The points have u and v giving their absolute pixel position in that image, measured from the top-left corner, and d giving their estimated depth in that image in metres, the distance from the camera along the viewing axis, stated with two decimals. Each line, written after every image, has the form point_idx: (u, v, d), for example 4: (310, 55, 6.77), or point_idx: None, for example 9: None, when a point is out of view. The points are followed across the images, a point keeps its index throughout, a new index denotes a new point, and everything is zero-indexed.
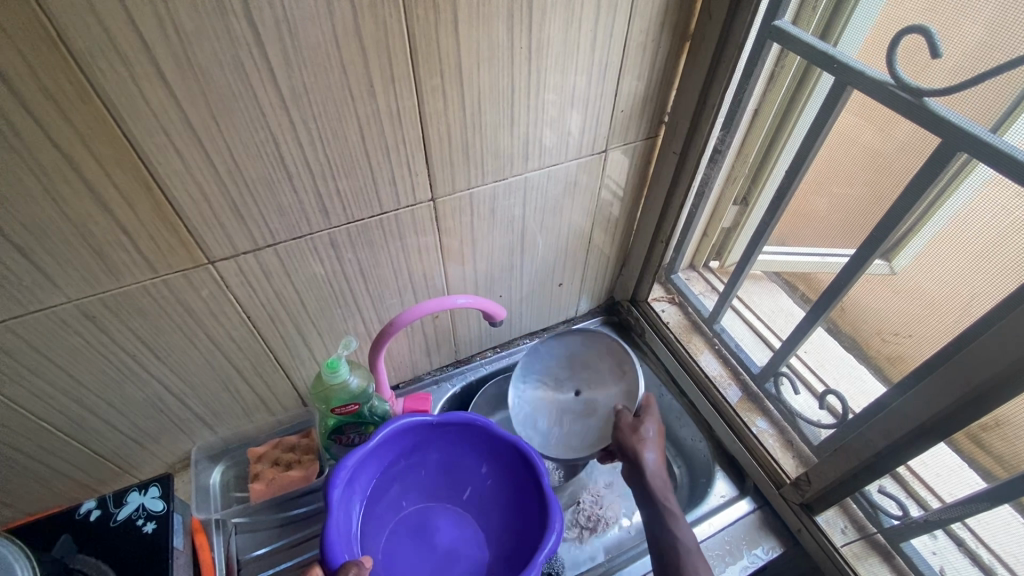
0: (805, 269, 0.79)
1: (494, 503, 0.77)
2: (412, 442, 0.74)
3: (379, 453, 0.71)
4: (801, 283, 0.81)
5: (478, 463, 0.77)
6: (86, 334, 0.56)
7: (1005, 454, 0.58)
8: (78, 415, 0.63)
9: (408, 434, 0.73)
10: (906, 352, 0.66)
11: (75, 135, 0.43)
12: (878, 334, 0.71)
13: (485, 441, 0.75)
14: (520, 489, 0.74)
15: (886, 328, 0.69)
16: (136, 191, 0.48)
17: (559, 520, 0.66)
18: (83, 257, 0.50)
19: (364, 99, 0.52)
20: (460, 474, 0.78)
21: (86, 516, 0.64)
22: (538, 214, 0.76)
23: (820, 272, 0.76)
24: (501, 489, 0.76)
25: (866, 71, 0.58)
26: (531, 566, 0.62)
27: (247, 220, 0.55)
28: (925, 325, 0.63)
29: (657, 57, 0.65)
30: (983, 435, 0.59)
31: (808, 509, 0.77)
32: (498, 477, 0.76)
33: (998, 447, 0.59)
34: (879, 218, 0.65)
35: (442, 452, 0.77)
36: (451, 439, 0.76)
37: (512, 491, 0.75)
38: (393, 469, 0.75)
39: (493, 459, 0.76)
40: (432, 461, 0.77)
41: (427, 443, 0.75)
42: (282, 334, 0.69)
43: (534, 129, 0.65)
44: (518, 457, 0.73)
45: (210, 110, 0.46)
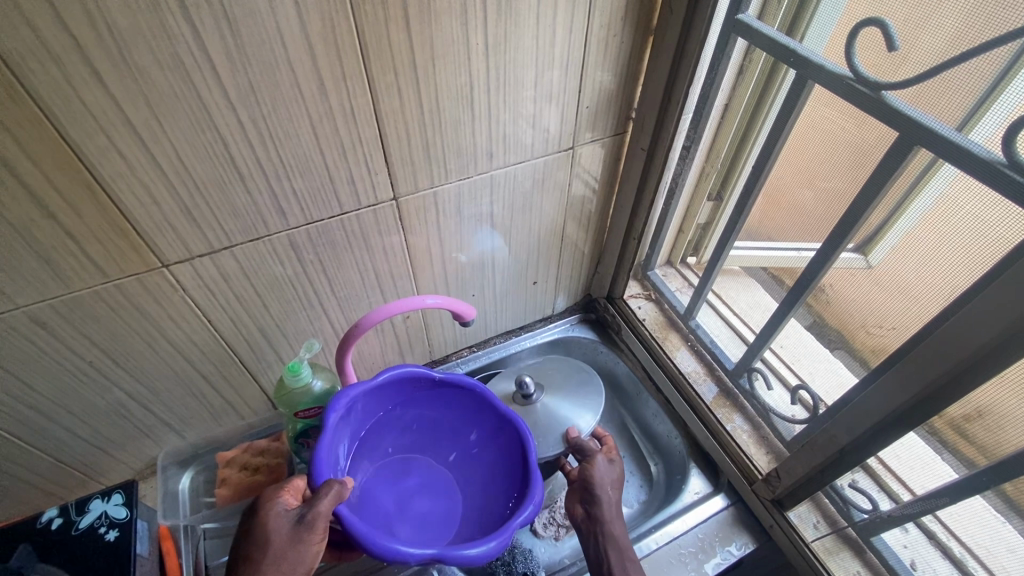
0: (785, 264, 0.78)
1: (473, 471, 0.77)
2: (414, 393, 0.76)
3: (386, 394, 0.74)
4: (784, 274, 0.79)
5: (471, 429, 0.78)
6: (38, 341, 0.55)
7: (987, 444, 0.57)
8: (36, 422, 0.62)
9: (410, 387, 0.75)
10: (876, 347, 0.65)
11: (11, 139, 0.42)
12: (849, 328, 0.70)
13: (482, 406, 0.76)
14: (506, 459, 0.74)
15: (855, 322, 0.69)
16: (80, 195, 0.47)
17: (539, 494, 0.66)
18: (28, 263, 0.49)
19: (316, 98, 0.51)
20: (450, 436, 0.79)
21: (48, 525, 0.63)
22: (506, 212, 0.75)
23: (795, 267, 0.76)
24: (487, 458, 0.77)
25: (825, 65, 0.58)
26: (508, 526, 0.62)
27: (200, 223, 0.54)
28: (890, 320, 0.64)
29: (621, 52, 0.65)
30: (966, 426, 0.57)
31: (779, 505, 0.77)
32: (487, 447, 0.77)
33: (981, 437, 0.57)
34: (838, 217, 0.66)
35: (441, 410, 0.79)
36: (451, 398, 0.78)
37: (497, 460, 0.76)
38: (389, 417, 0.77)
39: (486, 427, 0.77)
40: (429, 418, 0.79)
41: (425, 400, 0.77)
42: (246, 337, 0.68)
43: (497, 127, 0.64)
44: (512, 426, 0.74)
45: (152, 111, 0.45)
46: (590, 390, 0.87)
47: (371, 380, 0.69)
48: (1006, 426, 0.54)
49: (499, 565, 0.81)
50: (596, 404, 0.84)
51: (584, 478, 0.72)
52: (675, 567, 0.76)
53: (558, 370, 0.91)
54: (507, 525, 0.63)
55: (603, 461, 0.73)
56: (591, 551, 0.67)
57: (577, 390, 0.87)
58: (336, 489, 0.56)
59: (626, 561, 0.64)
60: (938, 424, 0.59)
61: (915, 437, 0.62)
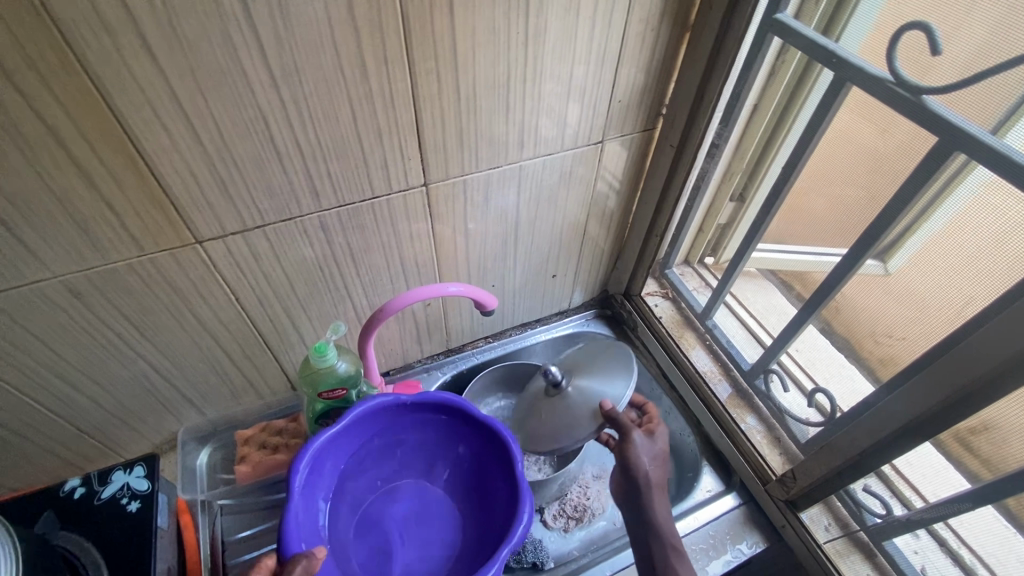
0: (801, 268, 0.80)
1: (473, 481, 0.73)
2: (387, 421, 0.71)
3: (348, 432, 0.68)
4: (793, 281, 0.83)
5: (457, 443, 0.73)
6: (71, 311, 0.55)
7: (992, 456, 0.59)
8: (63, 392, 0.62)
9: (380, 415, 0.69)
10: (896, 354, 0.66)
11: (60, 108, 0.42)
12: (867, 334, 0.72)
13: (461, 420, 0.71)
14: (497, 472, 0.70)
15: (864, 330, 0.72)
16: (122, 167, 0.48)
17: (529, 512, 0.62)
18: (68, 233, 0.50)
19: (356, 79, 0.51)
20: (437, 453, 0.75)
21: (70, 494, 0.64)
22: (532, 203, 0.76)
23: (814, 271, 0.78)
24: (482, 467, 0.72)
25: (865, 67, 0.58)
26: (496, 558, 0.58)
27: (236, 201, 0.54)
28: (919, 325, 0.63)
29: (657, 48, 0.65)
30: (970, 438, 0.60)
31: (791, 506, 0.77)
32: (478, 458, 0.72)
33: (986, 450, 0.60)
34: (874, 217, 0.65)
35: (423, 431, 0.73)
36: (428, 419, 0.72)
37: (492, 469, 0.71)
38: (370, 448, 0.72)
39: (471, 438, 0.72)
40: (410, 441, 0.73)
41: (402, 423, 0.72)
42: (271, 317, 0.68)
43: (529, 118, 0.64)
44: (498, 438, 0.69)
45: (198, 86, 0.45)
46: (612, 359, 0.74)
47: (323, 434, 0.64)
48: (1010, 439, 0.57)
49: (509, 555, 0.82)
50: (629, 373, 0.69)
51: (620, 455, 0.66)
52: None
53: (584, 353, 0.78)
54: (497, 556, 0.58)
55: (639, 441, 0.65)
56: (635, 528, 0.65)
57: (593, 359, 0.76)
58: (305, 563, 0.51)
59: (669, 549, 0.62)
60: (944, 438, 0.62)
61: (927, 447, 0.63)
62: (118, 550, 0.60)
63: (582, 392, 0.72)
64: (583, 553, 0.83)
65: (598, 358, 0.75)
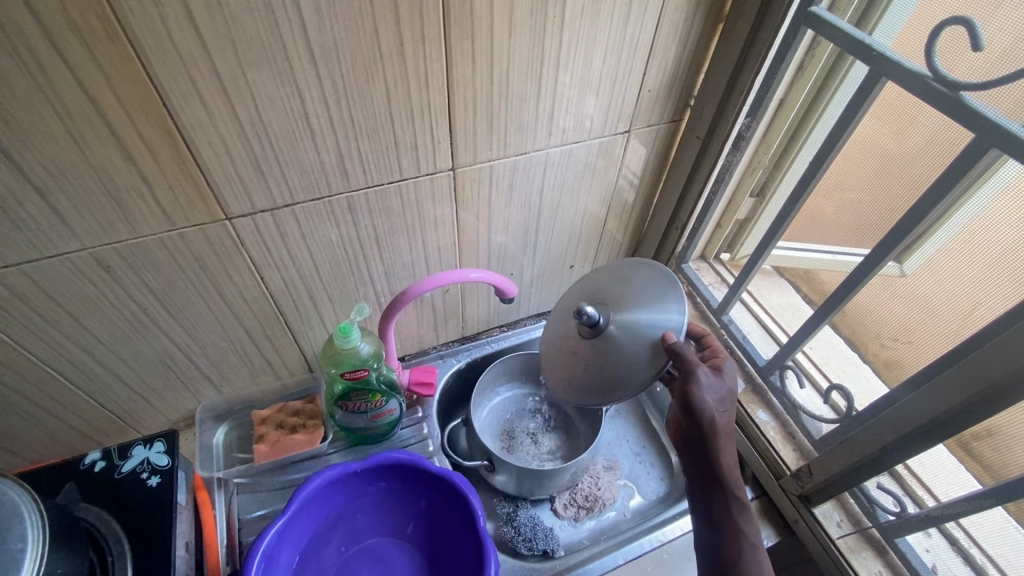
0: (810, 266, 0.84)
1: (437, 535, 0.73)
2: (342, 485, 0.71)
3: (302, 509, 0.68)
4: (809, 282, 0.85)
5: (417, 497, 0.74)
6: (99, 284, 0.55)
7: (992, 465, 0.62)
8: (86, 365, 0.63)
9: (332, 482, 0.70)
10: (902, 358, 0.71)
11: (101, 77, 0.42)
12: (873, 339, 0.76)
13: (416, 473, 0.72)
14: (460, 522, 0.71)
15: (868, 334, 0.76)
16: (158, 139, 0.47)
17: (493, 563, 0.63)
18: (101, 204, 0.49)
19: (393, 59, 0.51)
20: (399, 510, 0.74)
21: (90, 467, 0.64)
22: (555, 192, 0.75)
23: (824, 270, 0.81)
24: (445, 517, 0.73)
25: (901, 62, 0.57)
26: None
27: (267, 178, 0.54)
28: (919, 333, 0.69)
29: (689, 38, 0.64)
30: (973, 444, 0.63)
31: (805, 501, 0.77)
32: (438, 508, 0.73)
33: (987, 456, 0.62)
34: (920, 186, 0.63)
35: (379, 490, 0.73)
36: (382, 476, 0.73)
37: (454, 516, 0.72)
38: (328, 517, 0.71)
39: (429, 489, 0.73)
40: (372, 501, 0.73)
41: (357, 484, 0.72)
42: (293, 297, 0.68)
43: (559, 104, 0.64)
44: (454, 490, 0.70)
45: (238, 58, 0.45)
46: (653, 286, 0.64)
47: (280, 518, 0.65)
48: (1012, 447, 0.59)
49: (520, 542, 0.82)
50: (678, 294, 0.61)
51: (682, 397, 0.57)
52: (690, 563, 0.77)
53: (614, 282, 0.68)
54: None
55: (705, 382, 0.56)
56: (698, 471, 0.59)
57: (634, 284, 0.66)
58: None
59: (731, 501, 0.57)
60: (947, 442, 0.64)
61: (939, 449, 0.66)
62: (139, 524, 0.61)
63: (627, 327, 0.62)
64: (595, 543, 0.83)
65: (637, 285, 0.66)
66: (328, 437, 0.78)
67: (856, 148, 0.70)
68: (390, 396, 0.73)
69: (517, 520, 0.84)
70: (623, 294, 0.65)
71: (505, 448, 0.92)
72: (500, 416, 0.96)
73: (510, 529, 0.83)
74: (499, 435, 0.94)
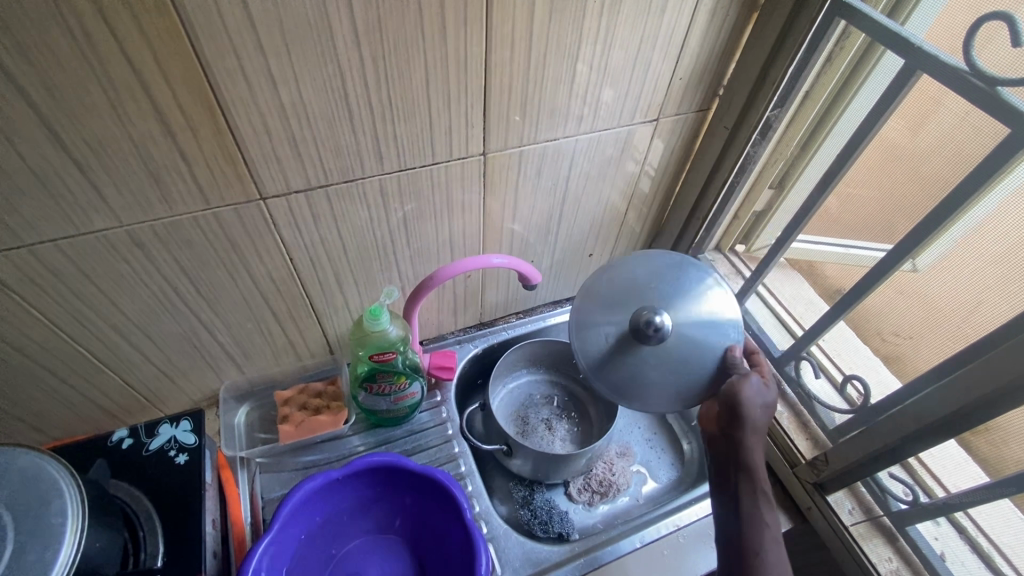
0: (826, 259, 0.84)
1: (425, 530, 0.73)
2: (321, 495, 0.69)
3: (288, 524, 0.66)
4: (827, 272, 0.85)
5: (400, 495, 0.73)
6: (131, 261, 0.55)
7: (989, 457, 0.66)
8: (116, 343, 0.63)
9: (313, 494, 0.68)
10: (902, 352, 0.75)
11: (149, 52, 0.42)
12: (874, 333, 0.80)
13: (397, 473, 0.71)
14: (445, 516, 0.71)
15: (871, 328, 0.80)
16: (199, 116, 0.47)
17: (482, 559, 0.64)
18: (140, 181, 0.49)
19: (435, 40, 0.51)
20: (383, 509, 0.74)
21: (118, 445, 0.65)
22: (581, 180, 0.75)
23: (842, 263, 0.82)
24: (429, 513, 0.72)
25: (941, 58, 0.57)
26: None
27: (304, 158, 0.54)
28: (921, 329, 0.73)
29: (723, 27, 0.64)
30: (972, 439, 0.66)
31: (819, 488, 0.78)
32: (422, 502, 0.73)
33: (985, 450, 0.66)
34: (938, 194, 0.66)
35: (359, 493, 0.72)
36: (360, 479, 0.71)
37: (439, 511, 0.71)
38: (313, 527, 0.70)
39: (412, 486, 0.72)
40: (354, 504, 0.72)
41: (337, 491, 0.70)
42: (320, 278, 0.68)
43: (592, 91, 0.64)
44: (439, 486, 0.70)
45: (284, 37, 0.45)
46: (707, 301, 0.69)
47: (267, 536, 0.62)
48: (1010, 440, 0.62)
49: (535, 524, 0.82)
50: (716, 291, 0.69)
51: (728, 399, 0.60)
52: (700, 549, 0.78)
53: (652, 274, 0.71)
54: None
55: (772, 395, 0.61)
56: (724, 465, 0.60)
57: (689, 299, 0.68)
58: None
59: (758, 493, 0.57)
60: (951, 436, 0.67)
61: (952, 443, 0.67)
62: (169, 501, 0.61)
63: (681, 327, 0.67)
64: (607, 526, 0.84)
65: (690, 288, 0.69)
66: (351, 419, 0.79)
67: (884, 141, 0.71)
68: (414, 379, 0.74)
69: (534, 503, 0.85)
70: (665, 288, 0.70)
71: (519, 433, 0.93)
72: (513, 403, 0.97)
73: (526, 512, 0.84)
74: (513, 421, 0.94)
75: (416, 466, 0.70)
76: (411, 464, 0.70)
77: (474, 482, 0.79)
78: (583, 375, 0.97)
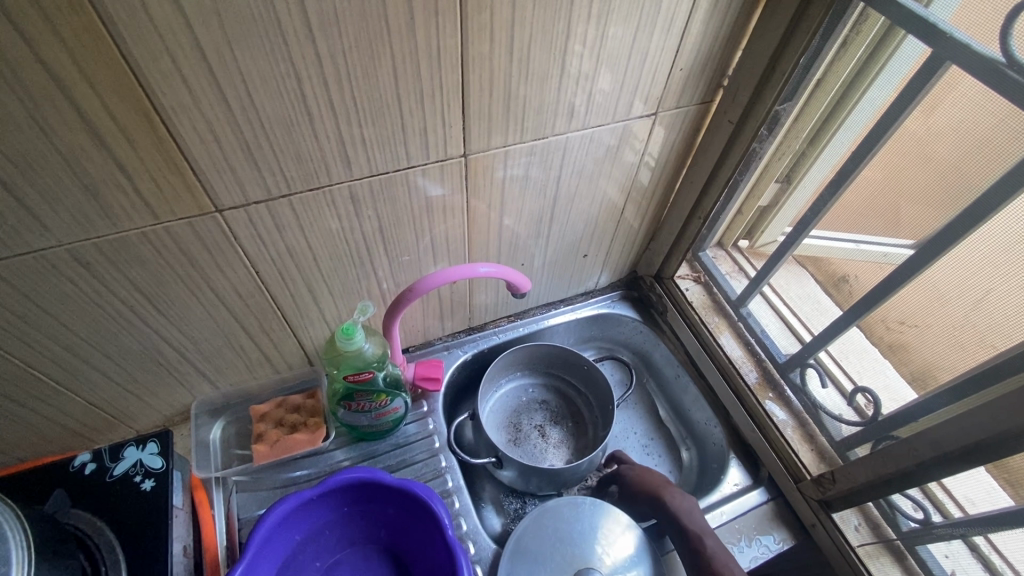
0: (817, 252, 0.81)
1: (410, 541, 0.69)
2: (297, 514, 0.65)
3: (265, 551, 0.62)
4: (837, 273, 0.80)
5: (381, 507, 0.69)
6: (78, 281, 0.51)
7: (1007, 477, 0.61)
8: (72, 364, 0.58)
9: (288, 517, 0.63)
10: (906, 341, 0.71)
11: (65, 53, 0.36)
12: (877, 321, 0.75)
13: (374, 487, 0.67)
14: (427, 530, 0.67)
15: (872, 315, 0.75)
16: (136, 125, 0.42)
17: None
18: (75, 196, 0.44)
19: (402, 33, 0.45)
20: (365, 522, 0.70)
21: (80, 470, 0.61)
22: (573, 178, 0.70)
23: (849, 260, 0.77)
24: (413, 526, 0.68)
25: (975, 47, 0.51)
26: None
27: (262, 166, 0.49)
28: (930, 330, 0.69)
29: (729, 11, 0.58)
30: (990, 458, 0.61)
31: (825, 505, 0.74)
32: (404, 515, 0.68)
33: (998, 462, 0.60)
34: (962, 199, 0.60)
35: (338, 508, 0.68)
36: (337, 495, 0.66)
37: (422, 524, 0.67)
38: (292, 547, 0.66)
39: (393, 499, 0.68)
40: (334, 520, 0.68)
41: (313, 508, 0.66)
42: (291, 290, 0.63)
43: (583, 85, 0.58)
44: (419, 501, 0.66)
45: (226, 34, 0.39)
46: (584, 509, 0.74)
47: (241, 562, 0.58)
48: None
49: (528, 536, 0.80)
50: (577, 507, 0.74)
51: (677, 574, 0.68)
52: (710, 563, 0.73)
53: (535, 535, 0.71)
54: None
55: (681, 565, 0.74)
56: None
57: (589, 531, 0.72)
58: None
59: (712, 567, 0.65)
60: None
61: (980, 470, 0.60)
62: (131, 533, 0.58)
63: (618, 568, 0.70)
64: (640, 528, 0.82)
65: (575, 528, 0.73)
66: (331, 435, 0.75)
67: (904, 138, 0.65)
68: (395, 395, 0.70)
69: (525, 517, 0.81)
70: (568, 540, 0.72)
71: (511, 441, 0.89)
72: (504, 409, 0.93)
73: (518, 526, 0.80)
74: (505, 429, 0.91)
75: (393, 480, 0.66)
76: (388, 478, 0.66)
77: (462, 498, 0.75)
78: (579, 377, 0.93)
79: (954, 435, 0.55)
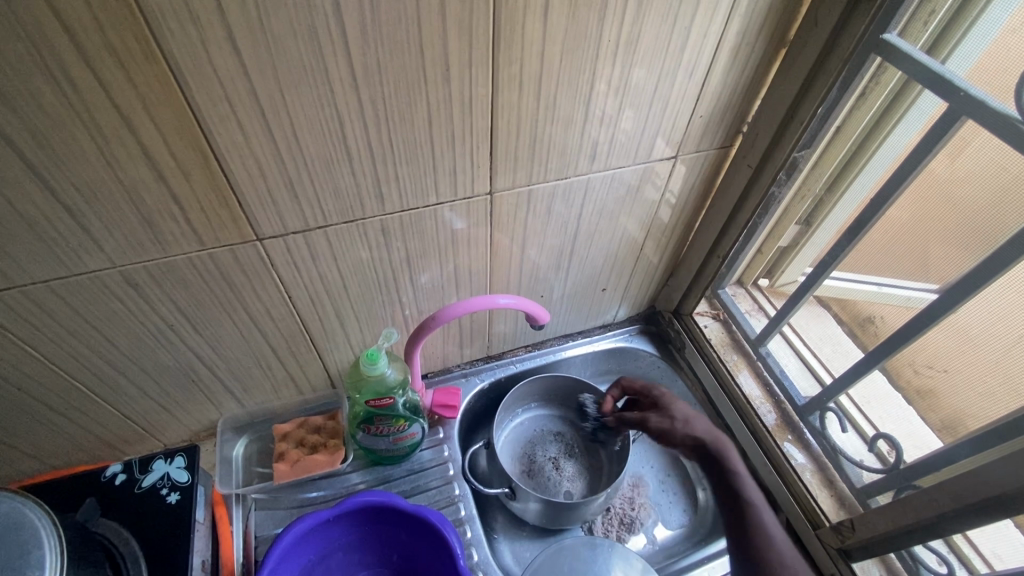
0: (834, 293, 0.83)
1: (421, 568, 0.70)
2: (314, 534, 0.66)
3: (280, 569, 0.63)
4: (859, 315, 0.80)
5: (394, 533, 0.70)
6: (126, 300, 0.54)
7: None
8: (111, 378, 0.62)
9: (304, 537, 0.65)
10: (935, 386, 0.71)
11: (137, 98, 0.40)
12: (905, 364, 0.75)
13: (390, 511, 0.68)
14: (439, 558, 0.67)
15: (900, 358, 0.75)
16: (192, 161, 0.46)
17: None
18: (131, 224, 0.48)
19: (437, 84, 0.49)
20: (378, 546, 0.70)
21: (112, 480, 0.64)
22: (594, 216, 0.72)
23: (873, 303, 0.78)
24: (425, 551, 0.69)
25: (991, 104, 0.52)
26: None
27: (302, 200, 0.52)
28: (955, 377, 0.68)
29: (748, 64, 0.61)
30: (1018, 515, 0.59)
31: (845, 555, 0.72)
32: (416, 542, 0.69)
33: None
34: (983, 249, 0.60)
35: (353, 531, 0.69)
36: (353, 518, 0.68)
37: (434, 551, 0.68)
38: (307, 568, 0.67)
39: (407, 525, 0.69)
40: (348, 543, 0.69)
41: (329, 530, 0.67)
42: (320, 315, 0.66)
43: (604, 131, 0.61)
44: (432, 528, 0.66)
45: (280, 84, 0.43)
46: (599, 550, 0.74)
47: None
48: None
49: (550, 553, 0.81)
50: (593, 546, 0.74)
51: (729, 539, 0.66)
52: None
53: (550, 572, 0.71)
54: None
55: None
56: None
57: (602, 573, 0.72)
58: None
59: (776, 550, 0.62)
60: None
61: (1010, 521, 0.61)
62: (153, 545, 0.60)
63: None
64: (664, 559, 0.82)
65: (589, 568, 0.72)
66: (349, 457, 0.77)
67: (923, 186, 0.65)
68: (413, 420, 0.72)
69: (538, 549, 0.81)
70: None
71: (525, 472, 0.90)
72: (520, 439, 0.94)
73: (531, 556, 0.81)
74: (519, 459, 0.91)
75: (408, 505, 0.67)
76: (403, 502, 0.67)
77: (474, 528, 0.75)
78: None
79: (974, 487, 0.54)
